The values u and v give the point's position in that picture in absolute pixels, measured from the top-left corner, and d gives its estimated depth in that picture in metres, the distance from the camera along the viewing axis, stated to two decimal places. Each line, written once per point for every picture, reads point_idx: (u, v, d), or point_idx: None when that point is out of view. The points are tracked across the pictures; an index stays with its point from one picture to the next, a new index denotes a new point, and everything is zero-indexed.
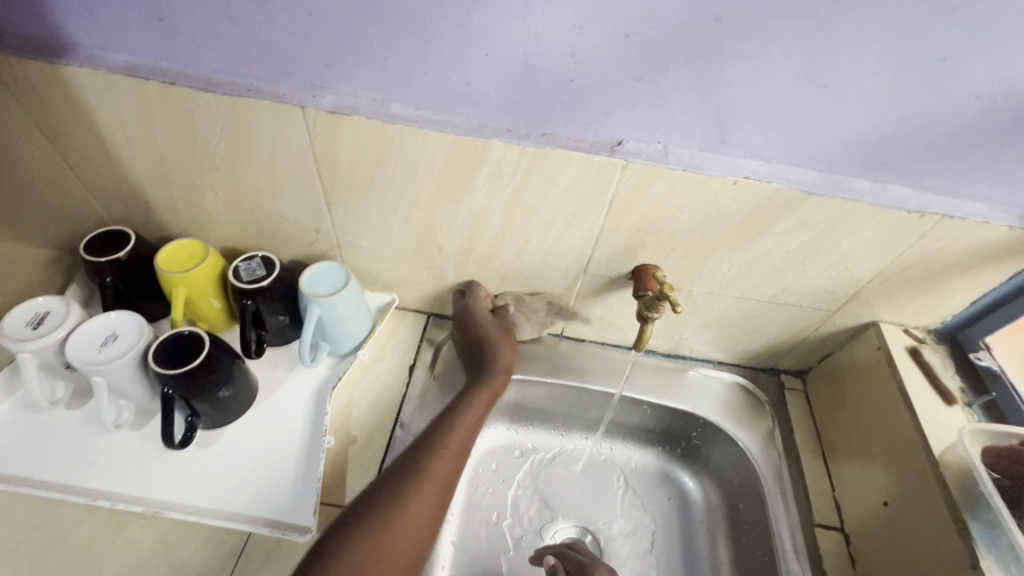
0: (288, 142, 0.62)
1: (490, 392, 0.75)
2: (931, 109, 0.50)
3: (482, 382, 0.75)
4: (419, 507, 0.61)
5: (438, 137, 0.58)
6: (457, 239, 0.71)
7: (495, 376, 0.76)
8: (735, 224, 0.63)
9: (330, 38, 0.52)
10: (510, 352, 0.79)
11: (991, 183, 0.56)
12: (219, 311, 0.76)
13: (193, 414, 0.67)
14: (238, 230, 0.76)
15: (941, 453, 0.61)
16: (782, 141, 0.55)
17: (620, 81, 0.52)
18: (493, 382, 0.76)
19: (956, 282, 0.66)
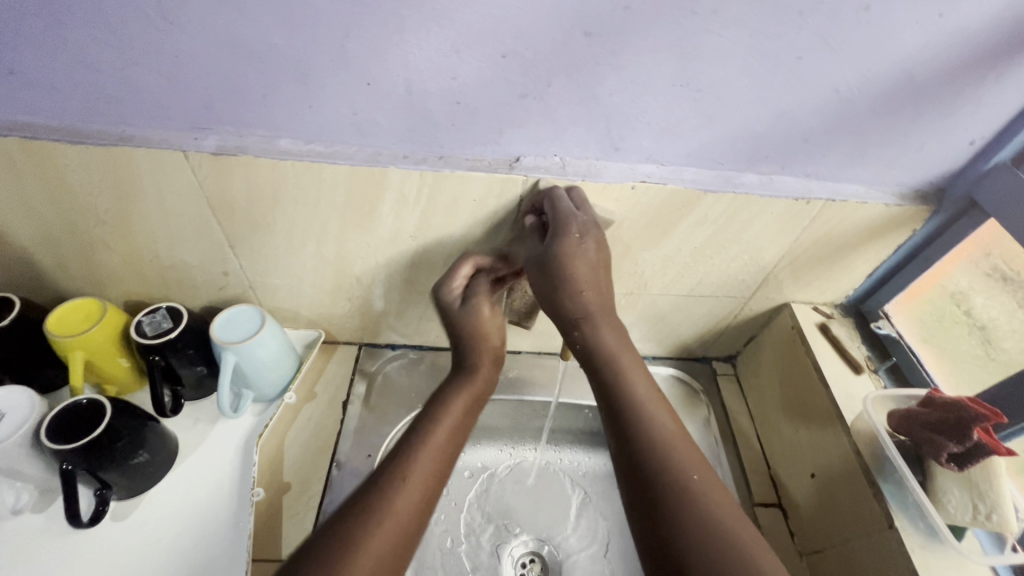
0: (176, 187, 0.59)
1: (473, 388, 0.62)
2: (797, 104, 0.53)
3: (464, 377, 0.63)
4: (395, 525, 0.48)
5: (333, 169, 0.57)
6: (374, 267, 0.70)
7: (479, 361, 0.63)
8: (641, 226, 0.64)
9: (202, 80, 0.50)
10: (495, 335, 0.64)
11: (863, 166, 0.60)
12: (128, 369, 0.71)
13: (104, 485, 0.63)
14: (138, 283, 0.71)
15: (852, 422, 0.65)
16: (671, 145, 0.57)
17: (507, 99, 0.52)
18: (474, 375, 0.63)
19: (851, 258, 0.70)
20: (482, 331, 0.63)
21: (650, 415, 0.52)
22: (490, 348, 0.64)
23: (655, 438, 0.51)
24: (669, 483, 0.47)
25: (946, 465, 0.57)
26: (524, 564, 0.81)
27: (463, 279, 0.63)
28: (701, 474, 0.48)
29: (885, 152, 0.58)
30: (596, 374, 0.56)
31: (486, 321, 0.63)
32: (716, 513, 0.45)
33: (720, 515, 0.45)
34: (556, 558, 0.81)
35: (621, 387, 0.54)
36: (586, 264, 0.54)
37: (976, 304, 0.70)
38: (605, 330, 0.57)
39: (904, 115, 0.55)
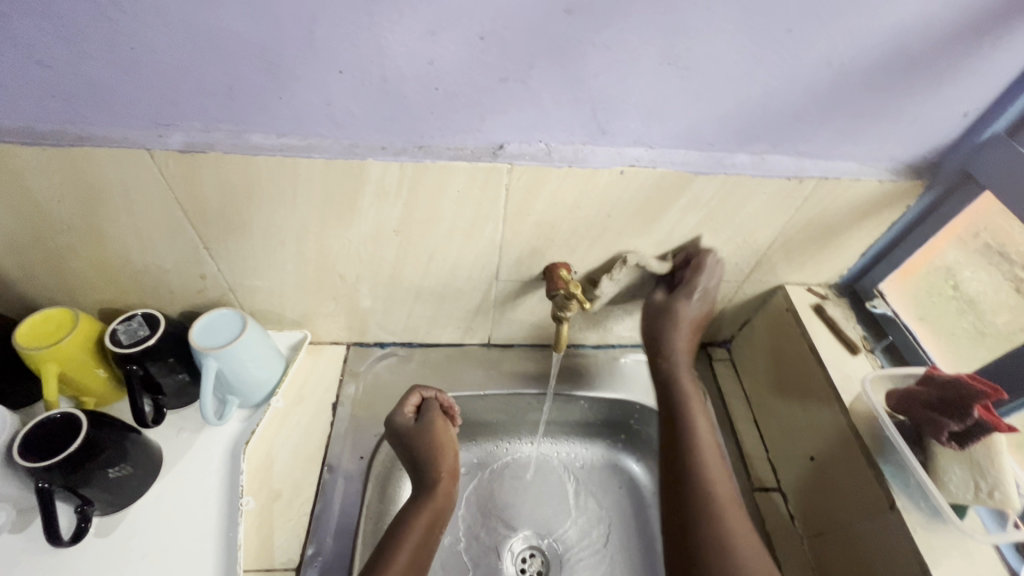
0: (143, 189, 0.56)
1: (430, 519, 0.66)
2: (789, 79, 0.51)
3: (425, 498, 0.68)
4: None
5: (308, 164, 0.54)
6: (358, 265, 0.67)
7: (438, 489, 0.68)
8: (632, 212, 0.62)
9: (162, 72, 0.47)
10: (449, 455, 0.71)
11: (856, 142, 0.58)
12: (104, 380, 0.68)
13: (85, 502, 0.60)
14: (112, 290, 0.68)
15: (851, 404, 0.64)
16: (659, 126, 0.55)
17: (488, 84, 0.50)
18: (433, 503, 0.67)
19: (845, 237, 0.69)
20: (439, 451, 0.70)
21: (697, 433, 0.69)
22: (446, 469, 0.70)
23: (705, 467, 0.65)
24: (703, 486, 0.64)
25: (946, 444, 0.56)
26: (525, 559, 0.80)
27: (413, 407, 0.73)
28: (725, 491, 0.64)
29: (878, 127, 0.57)
30: (667, 394, 0.72)
31: (442, 435, 0.71)
32: (732, 525, 0.61)
33: (731, 524, 0.61)
34: (556, 551, 0.80)
35: (686, 417, 0.70)
36: (686, 325, 0.71)
37: (962, 277, 0.70)
38: (684, 375, 0.73)
39: (897, 88, 0.53)
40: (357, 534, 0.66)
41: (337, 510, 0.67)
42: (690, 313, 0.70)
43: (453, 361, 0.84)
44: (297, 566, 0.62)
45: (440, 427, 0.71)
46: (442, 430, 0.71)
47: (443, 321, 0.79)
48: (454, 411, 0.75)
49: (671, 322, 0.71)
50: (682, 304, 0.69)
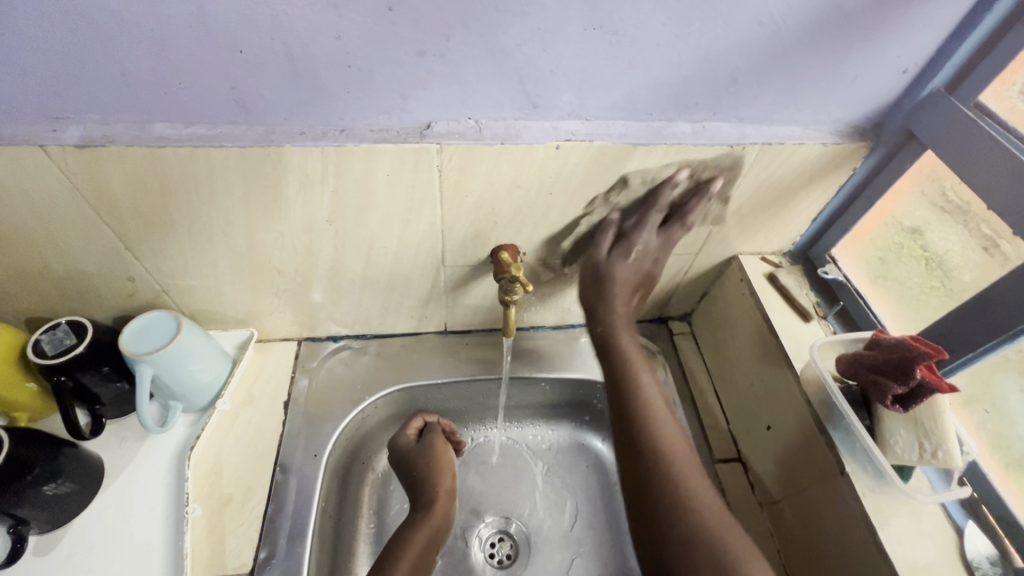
0: (47, 189, 0.52)
1: (431, 536, 0.67)
2: (721, 41, 0.49)
3: (422, 517, 0.68)
4: None
5: (222, 154, 0.51)
6: (295, 258, 0.64)
7: (436, 505, 0.69)
8: (574, 188, 0.60)
9: (42, 60, 0.43)
10: (448, 477, 0.72)
11: (797, 105, 0.57)
12: (35, 394, 0.65)
13: (19, 521, 0.58)
14: (34, 298, 0.64)
15: (802, 371, 0.64)
16: (593, 97, 0.53)
17: (405, 59, 0.47)
18: (432, 519, 0.68)
19: (795, 203, 0.68)
20: (439, 470, 0.72)
21: (648, 394, 0.63)
22: (444, 488, 0.71)
23: (658, 434, 0.60)
24: (661, 457, 0.58)
25: (892, 407, 0.55)
26: (493, 544, 0.79)
27: (415, 431, 0.75)
28: (692, 470, 0.57)
29: (818, 89, 0.55)
30: (608, 362, 0.66)
31: (444, 455, 0.73)
32: (700, 510, 0.54)
33: (698, 505, 0.54)
34: (524, 535, 0.80)
35: (631, 380, 0.64)
36: (624, 284, 0.64)
37: (930, 238, 0.66)
38: (622, 334, 0.66)
39: (834, 46, 0.51)
40: (313, 533, 0.65)
41: (290, 511, 0.65)
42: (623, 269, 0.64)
43: (410, 351, 0.82)
44: (250, 570, 0.61)
45: (442, 448, 0.73)
46: (442, 451, 0.73)
47: (395, 311, 0.76)
48: (455, 435, 0.78)
49: (606, 284, 0.64)
50: (613, 262, 0.64)
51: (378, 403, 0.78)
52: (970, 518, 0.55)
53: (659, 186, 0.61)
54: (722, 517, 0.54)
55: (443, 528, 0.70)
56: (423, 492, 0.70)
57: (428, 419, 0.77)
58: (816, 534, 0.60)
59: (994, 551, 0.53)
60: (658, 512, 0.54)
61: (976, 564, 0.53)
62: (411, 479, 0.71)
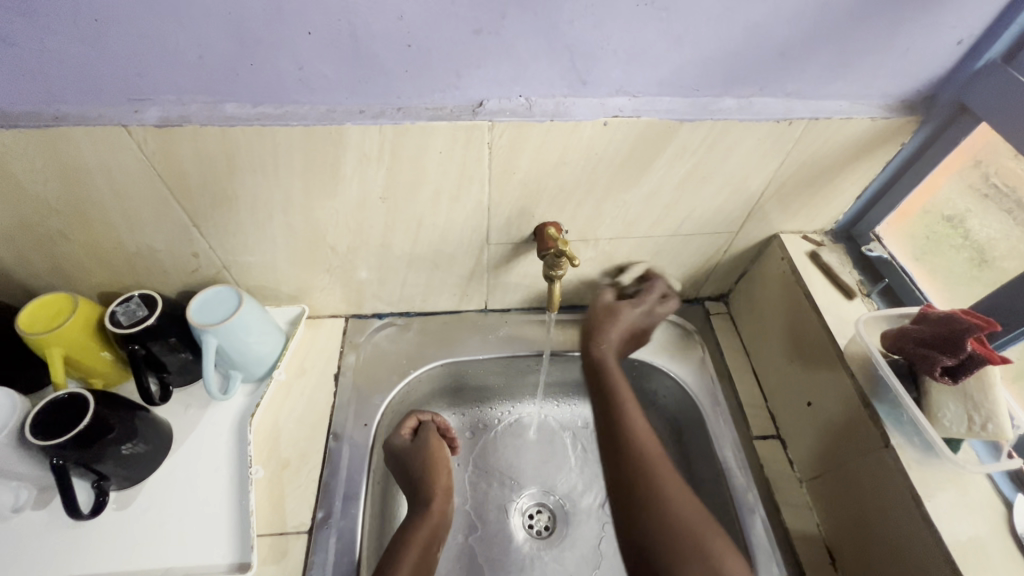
0: (125, 168, 0.56)
1: (428, 535, 0.68)
2: (773, 15, 0.49)
3: (420, 516, 0.69)
4: None
5: (287, 132, 0.54)
6: (346, 234, 0.67)
7: (431, 506, 0.70)
8: (618, 164, 0.61)
9: (130, 44, 0.47)
10: (444, 476, 0.73)
11: (846, 79, 0.57)
12: (110, 362, 0.70)
13: (101, 477, 0.62)
14: (109, 273, 0.69)
15: (845, 346, 0.64)
16: (642, 73, 0.54)
17: (461, 38, 0.49)
18: (431, 518, 0.70)
19: (840, 179, 0.68)
20: (434, 470, 0.72)
21: (634, 424, 0.67)
22: (440, 487, 0.72)
23: (641, 449, 0.65)
24: (638, 454, 0.64)
25: (940, 379, 0.55)
26: (531, 515, 0.82)
27: (410, 429, 0.77)
28: (664, 467, 0.64)
29: (868, 62, 0.55)
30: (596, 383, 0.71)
31: (438, 454, 0.74)
32: (671, 496, 0.61)
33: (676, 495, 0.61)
34: (562, 506, 0.82)
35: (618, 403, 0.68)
36: (622, 323, 0.74)
37: (971, 225, 0.67)
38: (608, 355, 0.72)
39: (888, 17, 0.51)
40: (365, 496, 0.68)
41: (343, 477, 0.69)
42: (623, 321, 0.74)
43: (451, 328, 0.84)
44: (309, 530, 0.64)
45: (437, 447, 0.74)
46: (438, 449, 0.74)
47: (438, 288, 0.79)
48: (449, 431, 0.79)
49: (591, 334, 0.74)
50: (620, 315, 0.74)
51: (422, 376, 0.81)
52: (1018, 491, 0.55)
53: (701, 162, 0.62)
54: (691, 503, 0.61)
55: (440, 524, 0.70)
56: (418, 489, 0.71)
57: (422, 415, 0.78)
58: (855, 506, 0.61)
59: None
60: (644, 518, 0.61)
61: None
62: (405, 477, 0.72)
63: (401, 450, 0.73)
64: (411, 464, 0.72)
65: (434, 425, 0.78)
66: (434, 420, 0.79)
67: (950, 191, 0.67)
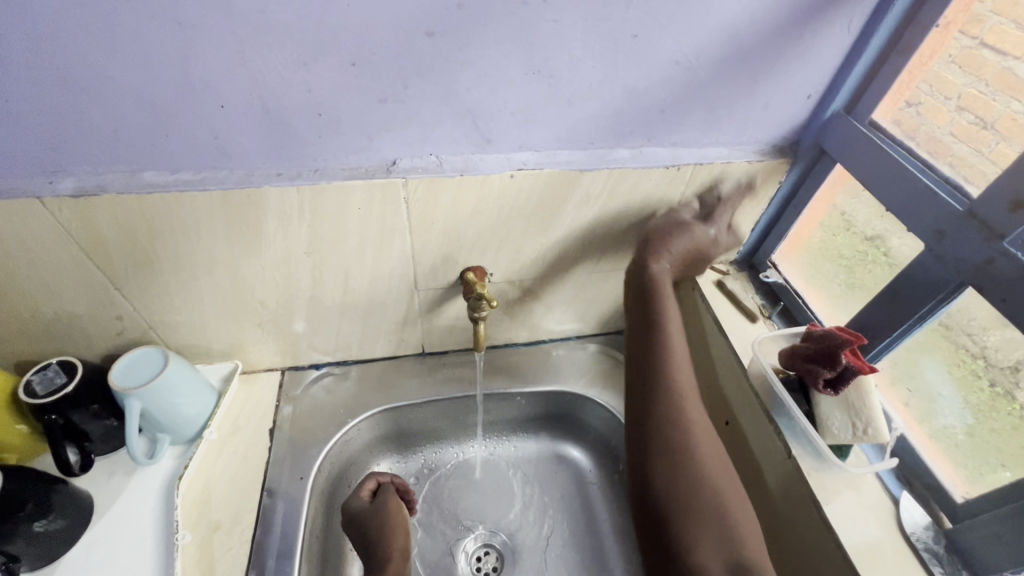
0: (41, 236, 0.56)
1: None
2: (644, 78, 0.57)
3: None
4: None
5: (205, 196, 0.56)
6: (275, 289, 0.69)
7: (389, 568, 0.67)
8: (530, 212, 0.66)
9: (44, 121, 0.49)
10: (402, 537, 0.71)
11: (721, 129, 0.64)
12: (25, 436, 0.66)
13: (11, 559, 0.59)
14: (25, 342, 0.67)
15: (749, 366, 0.69)
16: (540, 130, 0.59)
17: (368, 106, 0.53)
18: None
19: (734, 215, 0.75)
20: (392, 528, 0.71)
21: (690, 405, 0.66)
22: (397, 547, 0.70)
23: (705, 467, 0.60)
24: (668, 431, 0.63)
25: (824, 391, 0.61)
26: (479, 557, 0.81)
27: (369, 491, 0.75)
28: (730, 486, 0.60)
29: (736, 115, 0.63)
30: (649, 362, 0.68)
31: (397, 514, 0.73)
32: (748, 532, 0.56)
33: (712, 474, 0.60)
34: (509, 546, 0.82)
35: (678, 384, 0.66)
36: (677, 249, 0.70)
37: (893, 244, 0.66)
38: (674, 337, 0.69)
39: (743, 77, 0.59)
40: (300, 553, 0.67)
41: (277, 535, 0.68)
42: (678, 244, 0.70)
43: (390, 374, 0.85)
44: None
45: (395, 507, 0.73)
46: (396, 509, 0.73)
47: (373, 336, 0.81)
48: (410, 494, 0.78)
49: (649, 293, 0.70)
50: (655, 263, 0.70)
51: (362, 425, 0.81)
52: (903, 488, 0.61)
53: (606, 205, 0.68)
54: (741, 504, 0.59)
55: None
56: (376, 549, 0.69)
57: (383, 479, 0.77)
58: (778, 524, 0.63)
59: (929, 520, 0.58)
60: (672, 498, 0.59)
61: (911, 530, 0.57)
62: (363, 538, 0.70)
63: (361, 514, 0.72)
64: (370, 525, 0.70)
65: (398, 487, 0.77)
66: (398, 483, 0.77)
67: (869, 214, 0.69)
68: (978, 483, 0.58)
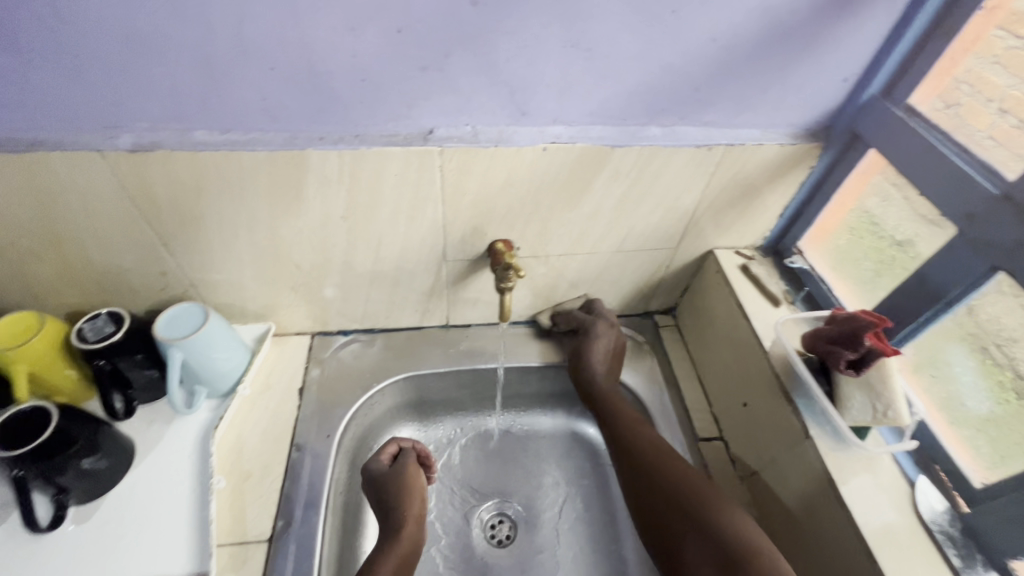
0: (98, 190, 0.60)
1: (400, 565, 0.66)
2: (680, 55, 0.57)
3: (389, 544, 0.67)
4: None
5: (252, 156, 0.58)
6: (310, 252, 0.71)
7: (404, 531, 0.69)
8: (559, 187, 0.68)
9: (108, 77, 0.52)
10: (419, 502, 0.72)
11: (754, 110, 0.65)
12: (75, 380, 0.71)
13: (60, 490, 0.63)
14: (76, 292, 0.71)
15: (770, 348, 0.70)
16: (574, 104, 0.61)
17: (409, 73, 0.55)
18: (401, 546, 0.67)
19: (762, 200, 0.76)
20: (409, 495, 0.72)
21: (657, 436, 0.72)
22: (411, 514, 0.70)
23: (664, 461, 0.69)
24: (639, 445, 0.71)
25: (845, 371, 0.61)
26: (493, 525, 0.84)
27: (389, 455, 0.77)
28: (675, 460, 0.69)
29: (769, 96, 0.63)
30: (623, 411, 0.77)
31: (414, 480, 0.73)
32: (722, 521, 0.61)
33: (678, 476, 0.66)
34: (523, 515, 0.85)
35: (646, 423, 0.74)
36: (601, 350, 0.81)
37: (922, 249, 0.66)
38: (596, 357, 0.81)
39: (781, 57, 0.59)
40: (326, 505, 0.70)
41: (304, 488, 0.71)
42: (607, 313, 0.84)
43: (414, 344, 0.88)
44: (270, 537, 0.66)
45: (413, 473, 0.74)
46: (414, 476, 0.74)
47: (400, 304, 0.83)
48: (429, 459, 0.79)
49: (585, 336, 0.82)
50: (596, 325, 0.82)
51: (386, 389, 0.84)
52: (921, 472, 0.61)
53: (634, 183, 0.69)
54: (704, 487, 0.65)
55: (413, 552, 0.69)
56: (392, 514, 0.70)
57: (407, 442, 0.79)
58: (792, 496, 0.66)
59: (945, 504, 0.59)
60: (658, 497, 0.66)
61: (929, 514, 0.58)
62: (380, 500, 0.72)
63: (380, 479, 0.73)
64: (388, 490, 0.72)
65: (420, 452, 0.78)
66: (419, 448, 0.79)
67: (901, 217, 0.68)
68: (997, 468, 0.58)
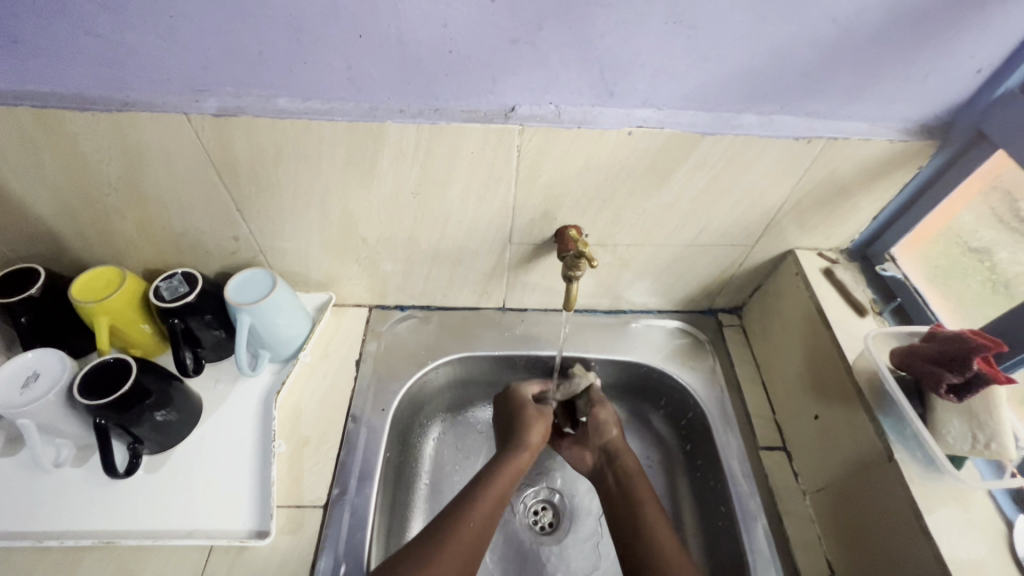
0: (182, 153, 0.60)
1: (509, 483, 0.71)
2: (794, 37, 0.52)
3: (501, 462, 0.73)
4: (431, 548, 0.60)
5: (331, 127, 0.58)
6: (377, 226, 0.71)
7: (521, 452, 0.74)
8: (639, 174, 0.64)
9: (199, 40, 0.51)
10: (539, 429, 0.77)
11: (865, 102, 0.59)
12: (148, 334, 0.74)
13: (135, 440, 0.66)
14: (154, 251, 0.73)
15: (855, 361, 0.65)
16: (667, 87, 0.57)
17: (499, 45, 0.52)
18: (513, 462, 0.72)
19: (857, 201, 0.70)
20: (530, 424, 0.77)
21: (655, 523, 0.65)
22: (529, 443, 0.75)
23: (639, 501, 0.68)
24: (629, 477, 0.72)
25: (945, 396, 0.57)
26: (536, 511, 0.84)
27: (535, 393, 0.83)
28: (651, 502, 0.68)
29: (887, 87, 0.57)
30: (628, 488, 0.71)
31: (534, 417, 0.78)
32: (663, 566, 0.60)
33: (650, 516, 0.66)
34: (566, 504, 0.84)
35: (641, 514, 0.67)
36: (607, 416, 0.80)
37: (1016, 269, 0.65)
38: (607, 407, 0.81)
39: (909, 43, 0.53)
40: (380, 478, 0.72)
41: (359, 459, 0.72)
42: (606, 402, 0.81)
43: (469, 324, 0.87)
44: (325, 504, 0.67)
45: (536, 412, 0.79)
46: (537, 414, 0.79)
47: (459, 284, 0.82)
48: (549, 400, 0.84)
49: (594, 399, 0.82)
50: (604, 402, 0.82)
51: (439, 368, 0.84)
52: (1019, 511, 0.57)
53: (719, 174, 0.64)
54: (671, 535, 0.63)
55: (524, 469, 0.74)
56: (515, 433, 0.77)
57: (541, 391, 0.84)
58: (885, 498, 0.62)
59: None
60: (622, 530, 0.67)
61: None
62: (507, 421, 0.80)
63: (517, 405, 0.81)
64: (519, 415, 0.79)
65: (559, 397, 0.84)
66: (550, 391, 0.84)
67: None
68: None
